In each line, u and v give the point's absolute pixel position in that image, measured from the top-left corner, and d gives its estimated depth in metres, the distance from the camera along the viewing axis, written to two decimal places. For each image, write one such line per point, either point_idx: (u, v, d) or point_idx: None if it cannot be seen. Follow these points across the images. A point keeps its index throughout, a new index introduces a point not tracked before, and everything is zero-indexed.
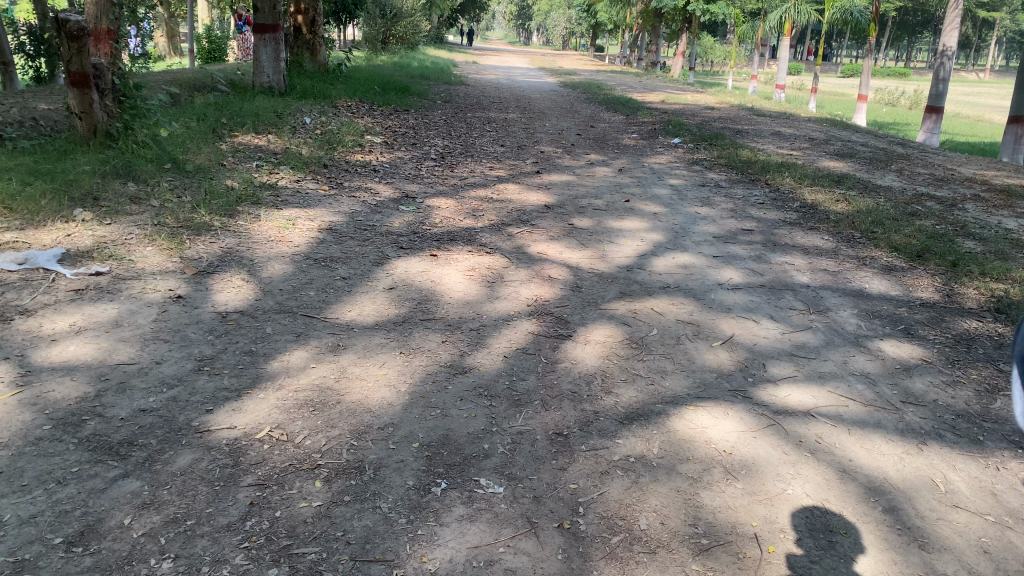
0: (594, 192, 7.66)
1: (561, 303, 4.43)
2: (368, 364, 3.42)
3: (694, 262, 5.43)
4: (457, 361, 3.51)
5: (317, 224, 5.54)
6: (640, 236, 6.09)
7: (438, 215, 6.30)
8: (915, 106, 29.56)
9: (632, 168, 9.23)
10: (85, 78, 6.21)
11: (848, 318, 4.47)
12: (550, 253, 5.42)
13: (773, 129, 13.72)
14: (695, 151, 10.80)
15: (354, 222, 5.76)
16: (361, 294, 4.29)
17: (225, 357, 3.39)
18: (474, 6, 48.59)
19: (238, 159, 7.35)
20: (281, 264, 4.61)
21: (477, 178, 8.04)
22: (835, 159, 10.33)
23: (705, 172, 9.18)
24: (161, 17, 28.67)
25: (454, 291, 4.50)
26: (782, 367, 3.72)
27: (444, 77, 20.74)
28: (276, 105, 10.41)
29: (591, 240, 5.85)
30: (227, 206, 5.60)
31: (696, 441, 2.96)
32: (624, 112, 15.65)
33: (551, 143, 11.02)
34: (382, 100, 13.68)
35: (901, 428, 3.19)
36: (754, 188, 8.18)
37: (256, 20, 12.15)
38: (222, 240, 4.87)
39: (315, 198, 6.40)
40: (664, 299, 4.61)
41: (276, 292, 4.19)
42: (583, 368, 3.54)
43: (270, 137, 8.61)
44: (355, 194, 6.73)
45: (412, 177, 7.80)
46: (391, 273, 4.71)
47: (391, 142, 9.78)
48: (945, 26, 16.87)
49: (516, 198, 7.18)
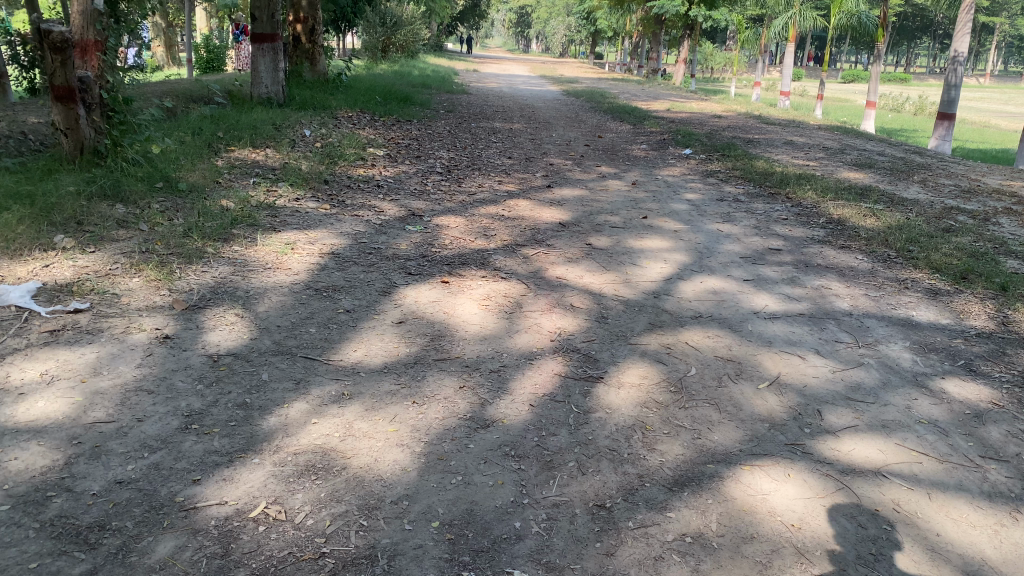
0: (609, 208, 7.28)
1: (587, 336, 4.03)
2: (377, 418, 3.03)
3: (724, 286, 5.04)
4: (477, 412, 3.12)
5: (318, 247, 5.16)
6: (662, 256, 5.70)
7: (447, 235, 5.92)
8: (920, 112, 29.24)
9: (646, 181, 8.86)
10: (70, 92, 5.85)
11: (901, 352, 4.07)
12: (569, 278, 5.03)
13: (785, 138, 13.35)
14: (708, 162, 10.43)
15: (358, 244, 5.38)
16: (367, 329, 3.90)
17: (215, 411, 3.00)
18: (473, 15, 48.47)
19: (234, 176, 6.97)
20: (280, 296, 4.22)
21: (486, 193, 7.67)
22: (855, 170, 9.95)
23: (722, 184, 8.81)
24: (159, 27, 28.42)
25: (469, 324, 4.11)
26: (840, 415, 3.33)
27: (445, 86, 20.41)
28: (275, 118, 10.04)
29: (612, 262, 5.46)
30: (222, 229, 5.22)
31: (758, 512, 2.57)
32: (631, 121, 15.28)
33: (560, 154, 10.66)
34: (383, 110, 13.34)
35: (987, 491, 2.79)
36: (775, 203, 7.80)
37: (254, 29, 11.79)
38: (216, 269, 4.49)
39: (316, 217, 6.02)
40: (699, 330, 4.22)
41: (274, 329, 3.80)
42: (620, 418, 3.14)
43: (268, 151, 8.24)
44: (357, 213, 6.35)
45: (418, 193, 7.42)
46: (400, 303, 4.32)
47: (394, 155, 9.41)
48: (956, 32, 16.48)
49: (528, 216, 6.80)
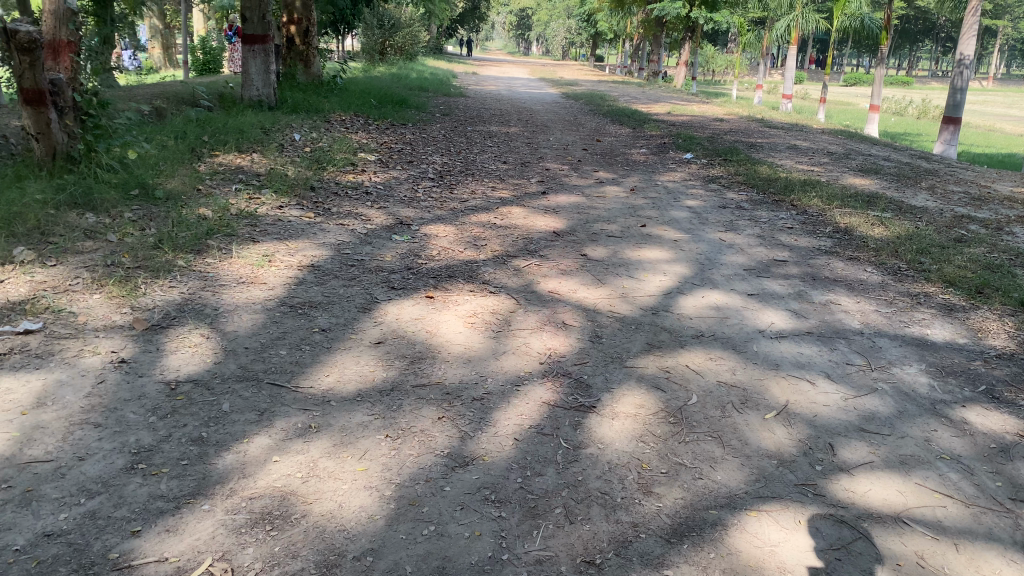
0: (607, 216, 7.00)
1: (579, 358, 3.75)
2: (345, 455, 2.75)
3: (726, 302, 4.76)
4: (456, 448, 2.84)
5: (298, 260, 4.89)
6: (661, 269, 5.42)
7: (436, 245, 5.64)
8: (924, 115, 28.94)
9: (645, 187, 8.59)
10: (40, 95, 5.59)
11: (917, 376, 3.78)
12: (563, 292, 4.75)
13: (788, 142, 13.08)
14: (709, 167, 10.15)
15: (340, 256, 5.10)
16: (342, 352, 3.61)
17: (167, 448, 2.72)
18: (474, 17, 48.22)
19: (216, 182, 6.70)
20: (251, 313, 3.94)
21: (479, 200, 7.39)
22: (861, 176, 9.67)
23: (724, 191, 8.53)
24: (157, 28, 28.18)
25: (453, 344, 3.83)
26: (855, 449, 3.05)
27: (443, 89, 20.15)
28: (264, 121, 9.77)
29: (609, 275, 5.18)
30: (196, 239, 4.95)
31: (767, 568, 2.30)
32: (631, 124, 15.01)
33: (557, 158, 10.39)
34: (377, 113, 13.09)
35: (1019, 540, 2.52)
36: (779, 210, 7.52)
37: (245, 30, 11.53)
38: (186, 284, 4.21)
39: (298, 227, 5.75)
40: (700, 350, 3.94)
41: (242, 350, 3.52)
42: (614, 455, 2.86)
43: (254, 156, 7.98)
44: (343, 221, 6.08)
45: (408, 200, 7.15)
46: (380, 321, 4.04)
47: (385, 160, 9.15)
48: (962, 34, 16.20)
49: (521, 224, 6.52)
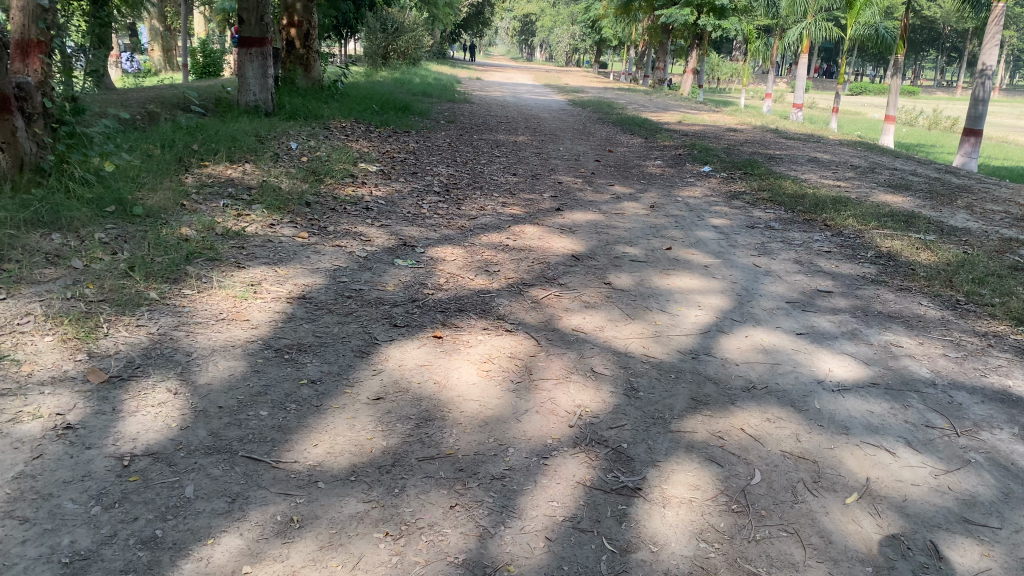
0: (628, 237, 6.43)
1: (615, 417, 3.18)
2: (333, 564, 2.18)
3: (775, 343, 4.19)
4: (474, 553, 2.27)
5: (288, 290, 4.32)
6: (695, 301, 4.85)
7: (443, 271, 5.08)
8: (936, 126, 28.37)
9: (665, 204, 8.04)
10: (5, 100, 5.03)
11: (1011, 442, 3.21)
12: (588, 330, 4.18)
13: (808, 155, 12.51)
14: (730, 181, 9.58)
15: (336, 284, 4.54)
16: (334, 412, 3.04)
17: (108, 554, 2.15)
18: (478, 22, 47.71)
19: (202, 197, 6.14)
20: (229, 361, 3.37)
21: (488, 217, 6.83)
22: (892, 193, 9.09)
23: (749, 208, 7.96)
24: (156, 30, 27.68)
25: (466, 400, 3.25)
26: (963, 549, 2.48)
27: (447, 95, 19.58)
28: (259, 129, 9.22)
29: (638, 308, 4.61)
30: (173, 265, 4.39)
31: None
32: (642, 134, 14.44)
33: (569, 170, 9.84)
34: (380, 120, 12.54)
35: None
36: (812, 231, 6.95)
37: (242, 32, 10.99)
38: (156, 322, 3.65)
39: (290, 248, 5.19)
40: (754, 408, 3.38)
41: (214, 410, 2.95)
42: (672, 562, 2.29)
43: (246, 166, 7.42)
44: (340, 242, 5.51)
45: (412, 217, 6.58)
46: (380, 369, 3.47)
47: (387, 171, 8.60)
48: (985, 45, 15.66)
49: (536, 246, 5.96)
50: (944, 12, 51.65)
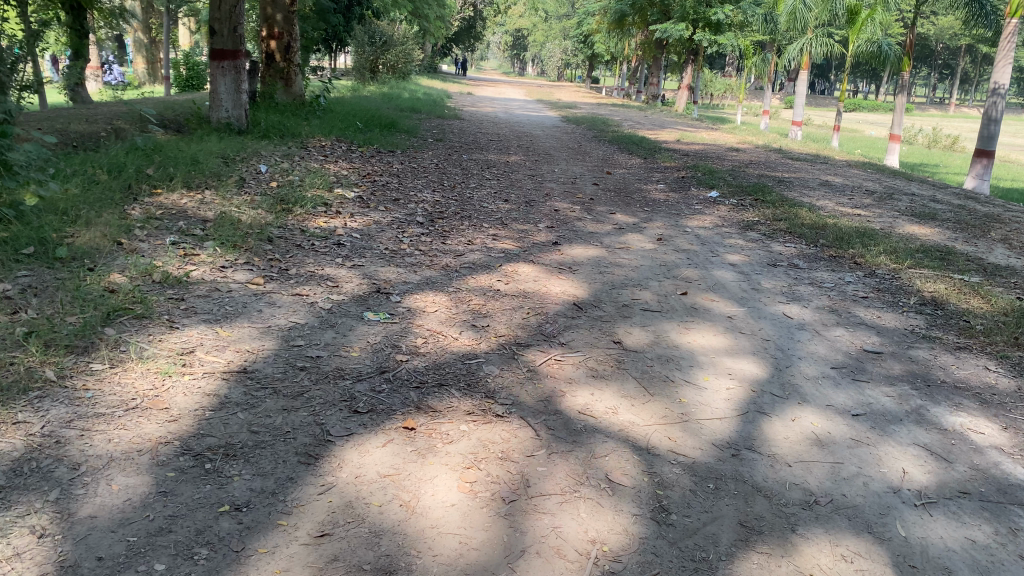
0: (636, 279, 5.63)
1: (641, 563, 2.36)
2: None
3: (829, 431, 3.38)
4: None
5: (226, 362, 3.50)
6: (723, 367, 4.04)
7: (423, 327, 4.27)
8: (936, 145, 27.80)
9: (673, 235, 7.28)
10: None
11: None
12: (598, 412, 3.37)
13: (819, 178, 11.77)
14: (741, 209, 8.82)
15: (289, 350, 3.71)
16: (260, 562, 2.22)
17: None
18: (469, 35, 47.14)
19: (147, 233, 5.33)
20: (129, 478, 2.54)
21: (476, 254, 6.03)
22: (917, 223, 8.35)
23: (767, 242, 7.18)
24: (141, 42, 26.97)
25: (442, 534, 2.43)
26: None
27: (436, 110, 18.82)
28: (227, 150, 8.42)
29: (657, 378, 3.80)
30: (85, 327, 3.56)
31: None
32: (641, 154, 13.71)
33: (565, 195, 9.07)
34: (363, 138, 11.76)
35: None
36: (841, 271, 6.19)
37: (213, 44, 10.19)
38: (42, 416, 2.82)
39: (241, 299, 4.37)
40: (820, 539, 2.57)
41: (89, 567, 2.12)
42: None
43: (205, 194, 6.62)
44: (302, 289, 4.69)
45: (389, 254, 5.77)
46: (330, 483, 2.65)
47: (366, 197, 7.81)
48: (997, 62, 14.98)
49: (531, 291, 5.15)
50: (939, 29, 51.32)
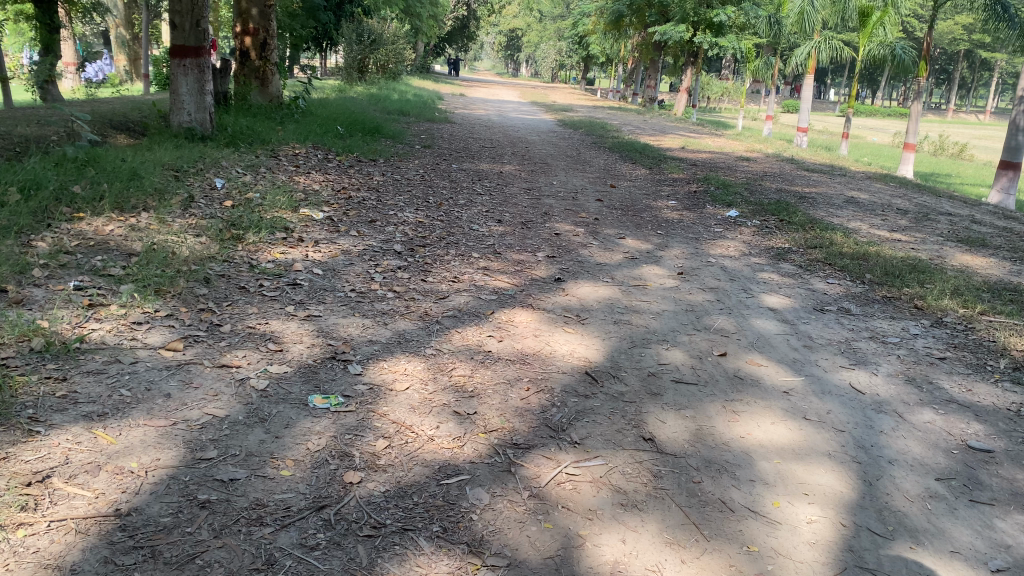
0: (661, 331, 4.56)
1: None
2: None
3: None
4: None
5: (92, 495, 2.40)
6: (796, 482, 2.97)
7: (389, 417, 3.18)
8: (943, 152, 26.84)
9: (696, 267, 6.23)
10: None
11: None
12: None
13: (843, 193, 10.70)
14: (767, 232, 7.77)
15: (191, 469, 2.62)
16: None
17: None
18: (463, 33, 45.89)
19: (50, 274, 4.23)
20: None
21: (463, 296, 4.94)
22: (968, 252, 7.30)
23: (805, 277, 6.14)
24: (122, 38, 25.58)
25: None
26: None
27: (426, 113, 17.65)
28: (178, 160, 7.29)
29: (710, 507, 2.72)
30: None
31: None
32: (646, 163, 12.64)
33: (567, 213, 8.02)
34: (342, 145, 10.67)
35: None
36: (903, 320, 5.14)
37: (173, 40, 9.05)
38: None
39: (146, 375, 3.27)
40: None
41: None
42: None
43: (140, 217, 5.52)
44: (234, 356, 3.59)
45: (355, 298, 4.68)
46: None
47: (337, 217, 6.73)
48: None
49: (532, 353, 4.06)
50: (939, 32, 49.98)
